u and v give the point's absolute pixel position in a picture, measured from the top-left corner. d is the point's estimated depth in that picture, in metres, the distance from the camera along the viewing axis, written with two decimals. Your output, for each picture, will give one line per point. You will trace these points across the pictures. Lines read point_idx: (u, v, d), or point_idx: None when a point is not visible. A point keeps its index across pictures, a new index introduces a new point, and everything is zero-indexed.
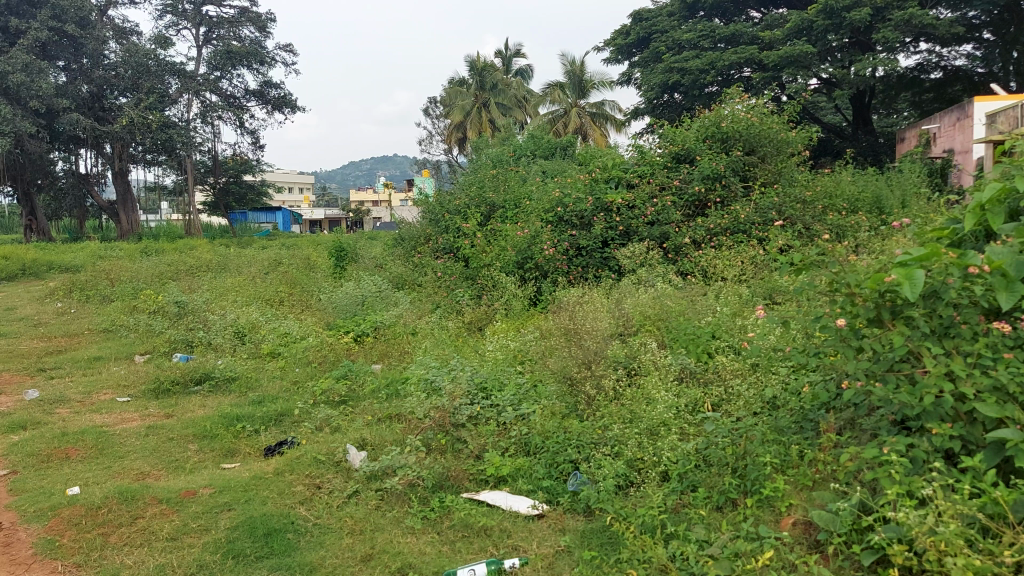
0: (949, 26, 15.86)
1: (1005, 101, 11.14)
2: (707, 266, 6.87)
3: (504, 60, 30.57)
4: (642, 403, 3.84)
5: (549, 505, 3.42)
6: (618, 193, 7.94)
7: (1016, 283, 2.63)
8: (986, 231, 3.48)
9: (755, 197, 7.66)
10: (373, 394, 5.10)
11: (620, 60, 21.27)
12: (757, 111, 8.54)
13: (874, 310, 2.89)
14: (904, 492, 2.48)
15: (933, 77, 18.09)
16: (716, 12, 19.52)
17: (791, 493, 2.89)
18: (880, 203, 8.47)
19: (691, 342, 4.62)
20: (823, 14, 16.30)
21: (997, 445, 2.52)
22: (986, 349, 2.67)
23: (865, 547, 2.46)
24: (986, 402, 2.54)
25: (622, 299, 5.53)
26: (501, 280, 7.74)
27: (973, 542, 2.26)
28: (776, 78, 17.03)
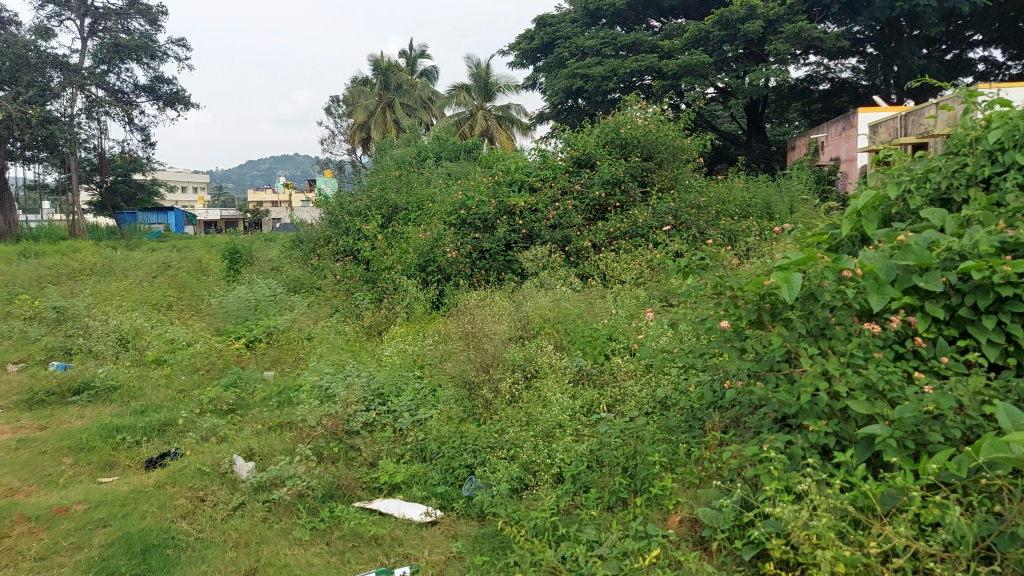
0: (836, 40, 16.70)
1: (886, 112, 11.75)
2: (605, 270, 6.99)
3: (409, 61, 30.54)
4: (537, 406, 3.87)
5: (443, 511, 3.38)
6: (521, 197, 8.03)
7: (885, 285, 2.87)
8: (862, 235, 3.71)
9: (654, 202, 7.84)
10: (263, 402, 4.96)
11: (524, 64, 21.39)
12: (654, 118, 8.75)
13: (755, 312, 3.00)
14: (782, 487, 2.56)
15: (821, 89, 19.06)
16: (617, 20, 19.86)
17: (677, 491, 2.96)
18: (770, 208, 8.83)
19: (587, 343, 4.68)
20: (718, 25, 16.88)
21: (867, 441, 2.64)
22: (858, 349, 2.81)
23: (746, 543, 2.52)
24: (857, 399, 2.66)
25: (522, 302, 5.57)
26: (401, 284, 7.64)
27: (844, 535, 2.35)
28: (674, 86, 17.49)
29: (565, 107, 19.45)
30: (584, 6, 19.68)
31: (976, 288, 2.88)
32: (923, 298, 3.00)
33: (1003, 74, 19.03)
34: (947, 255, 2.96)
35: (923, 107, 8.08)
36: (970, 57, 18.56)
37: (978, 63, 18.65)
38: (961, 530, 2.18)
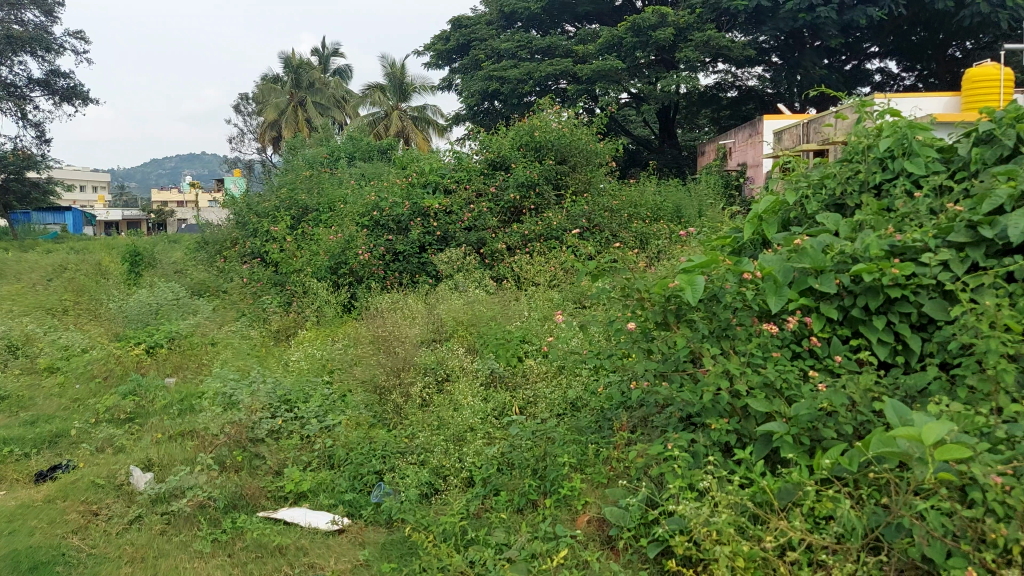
0: (743, 49, 17.24)
1: (790, 120, 12.21)
2: (519, 273, 7.02)
3: (322, 59, 30.07)
4: (448, 409, 3.85)
5: (350, 519, 3.33)
6: (435, 199, 7.98)
7: (783, 287, 3.03)
8: (763, 238, 3.84)
9: (568, 205, 7.94)
10: (163, 410, 4.79)
11: (439, 65, 21.28)
12: (568, 122, 8.85)
13: (660, 314, 3.07)
14: (685, 485, 2.61)
15: (730, 96, 19.66)
16: (533, 24, 19.99)
17: (586, 491, 2.98)
18: (680, 212, 9.05)
19: (500, 347, 4.67)
20: (631, 31, 17.22)
21: (765, 438, 2.72)
22: (758, 349, 2.90)
23: (651, 541, 2.56)
24: (756, 398, 2.73)
25: (436, 305, 5.54)
26: (311, 287, 7.49)
27: (744, 530, 2.41)
28: (589, 91, 17.74)
29: (481, 109, 19.47)
30: (499, 9, 19.75)
31: (867, 290, 3.02)
32: (819, 299, 3.10)
33: (898, 85, 20.05)
34: (841, 258, 3.10)
35: (823, 115, 8.41)
36: (867, 68, 19.49)
37: (875, 74, 19.59)
38: (852, 523, 2.26)
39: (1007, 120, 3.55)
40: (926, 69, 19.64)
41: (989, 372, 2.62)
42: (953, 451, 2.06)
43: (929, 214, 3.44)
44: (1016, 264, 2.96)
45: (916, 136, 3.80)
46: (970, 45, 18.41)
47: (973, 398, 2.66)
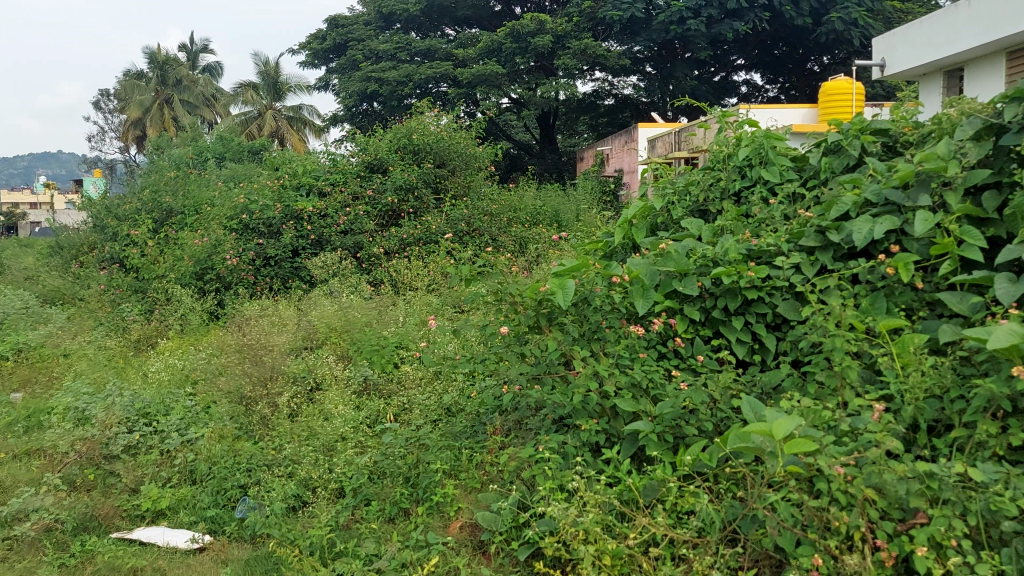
0: (618, 58, 17.74)
1: (663, 128, 12.65)
2: (396, 277, 6.94)
3: (190, 55, 28.92)
4: (318, 419, 3.77)
5: (212, 537, 3.20)
6: (309, 202, 7.79)
7: (649, 289, 3.14)
8: (633, 243, 3.94)
9: (446, 209, 7.95)
10: (7, 428, 4.45)
11: (316, 65, 20.79)
12: (446, 126, 8.86)
13: (533, 317, 3.08)
14: (555, 487, 2.62)
15: (607, 104, 20.15)
16: (411, 26, 19.88)
17: (458, 497, 2.96)
18: (559, 216, 9.20)
19: (375, 353, 4.59)
20: (511, 37, 17.44)
21: (632, 436, 2.78)
22: (626, 351, 2.98)
23: (522, 543, 2.57)
24: (624, 398, 2.79)
25: (308, 311, 5.41)
26: (175, 293, 7.15)
27: (611, 528, 2.45)
28: (469, 95, 17.82)
29: (360, 111, 19.19)
30: (377, 10, 19.54)
31: (727, 292, 3.17)
32: (682, 301, 3.22)
33: (762, 96, 21.09)
34: (703, 261, 3.26)
35: (691, 124, 8.76)
36: (734, 79, 20.42)
37: (741, 85, 20.54)
38: (710, 516, 2.34)
39: (853, 131, 3.79)
40: (788, 81, 20.75)
41: (835, 369, 2.79)
42: (800, 444, 2.18)
43: (783, 220, 3.62)
44: (860, 266, 3.16)
45: (772, 146, 4.00)
46: (826, 60, 19.58)
47: (822, 393, 2.81)
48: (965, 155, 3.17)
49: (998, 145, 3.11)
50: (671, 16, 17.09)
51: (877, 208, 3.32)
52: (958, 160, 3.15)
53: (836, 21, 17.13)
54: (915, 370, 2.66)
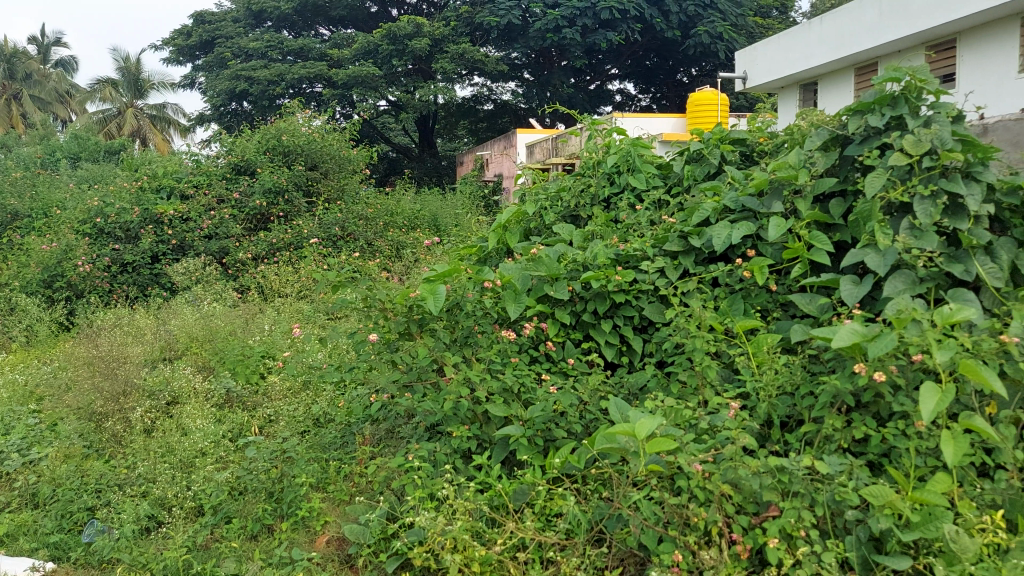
0: (496, 63, 17.90)
1: (541, 134, 12.85)
2: (264, 283, 6.74)
3: (41, 49, 27.16)
4: (175, 434, 3.60)
5: (56, 564, 2.95)
6: (170, 204, 7.42)
7: (522, 294, 3.06)
8: (506, 247, 3.95)
9: (319, 213, 7.78)
10: None
11: (180, 62, 19.73)
12: (319, 127, 8.69)
13: (404, 324, 2.91)
14: (425, 495, 2.56)
15: (486, 109, 20.25)
16: (283, 25, 19.42)
17: (325, 510, 2.87)
18: (437, 221, 9.18)
19: (239, 363, 4.42)
20: (387, 39, 17.34)
21: (504, 441, 2.74)
22: (499, 355, 2.95)
23: (391, 554, 2.49)
24: (495, 403, 2.72)
25: (168, 320, 5.19)
26: (20, 302, 6.66)
27: (481, 535, 2.42)
28: (344, 96, 17.54)
29: (228, 110, 18.51)
30: (246, 7, 18.93)
31: (596, 296, 3.22)
32: (553, 306, 3.26)
33: (636, 105, 21.72)
34: (573, 265, 3.30)
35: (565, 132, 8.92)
36: (609, 88, 20.94)
37: (616, 94, 21.10)
38: (578, 518, 2.36)
39: (713, 140, 3.95)
40: (659, 91, 21.49)
41: (697, 369, 2.88)
42: (662, 444, 2.22)
43: (649, 225, 3.73)
44: (720, 270, 3.31)
45: (639, 154, 4.11)
46: (694, 72, 20.41)
47: (685, 392, 2.89)
48: (814, 164, 3.36)
49: (843, 155, 3.31)
50: (547, 24, 17.43)
51: (735, 214, 3.48)
52: (807, 169, 3.33)
53: (703, 34, 17.93)
54: (769, 368, 2.78)
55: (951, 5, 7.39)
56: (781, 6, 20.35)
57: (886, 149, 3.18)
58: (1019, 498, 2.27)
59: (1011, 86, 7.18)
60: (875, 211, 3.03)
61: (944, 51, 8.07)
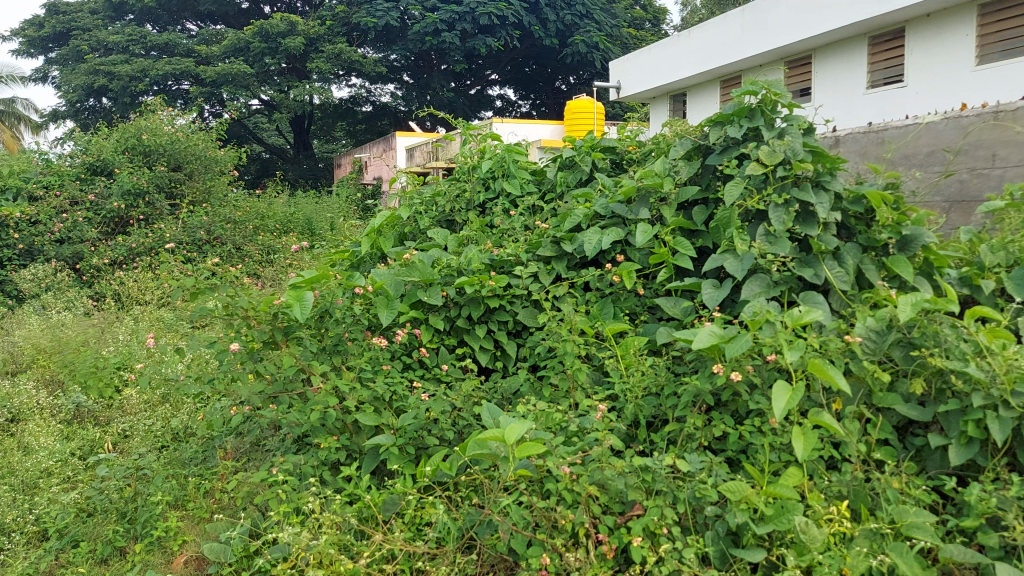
0: (374, 65, 17.72)
1: (420, 138, 12.79)
2: (121, 290, 6.40)
3: None
4: (15, 455, 3.38)
5: None
6: (16, 206, 6.91)
7: (394, 300, 3.06)
8: (380, 252, 3.88)
9: (183, 216, 7.46)
10: None
11: (31, 54, 18.46)
12: (183, 127, 8.33)
13: (267, 332, 2.82)
14: (291, 510, 2.46)
15: (364, 111, 19.98)
16: (147, 18, 18.54)
17: (184, 529, 2.73)
18: (311, 225, 8.98)
19: (90, 376, 4.17)
20: (259, 36, 16.86)
21: (374, 451, 2.66)
22: (369, 363, 2.85)
23: (253, 572, 2.36)
24: (365, 412, 2.64)
25: (11, 332, 4.85)
26: None
27: (349, 548, 2.35)
28: (214, 94, 16.91)
29: (86, 107, 17.43)
30: None
31: (470, 301, 3.21)
32: (427, 312, 3.20)
33: (516, 111, 21.92)
34: (447, 270, 3.29)
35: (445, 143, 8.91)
36: (489, 93, 21.04)
37: (496, 100, 21.23)
38: (448, 526, 2.33)
39: (585, 148, 4.03)
40: (538, 98, 21.76)
41: (568, 372, 2.91)
42: (531, 447, 2.21)
43: (523, 231, 3.75)
44: (591, 274, 3.37)
45: (514, 160, 4.13)
46: (572, 80, 20.80)
47: (556, 395, 2.92)
48: (678, 173, 3.49)
49: (705, 164, 3.44)
50: (425, 27, 17.42)
51: (605, 220, 3.55)
52: (672, 177, 3.46)
53: (580, 43, 18.36)
54: (636, 369, 2.87)
55: (807, 23, 7.87)
56: (653, 19, 21.05)
57: (744, 159, 3.33)
58: (861, 488, 2.42)
59: (859, 100, 7.70)
60: (734, 218, 3.16)
61: (800, 67, 8.57)
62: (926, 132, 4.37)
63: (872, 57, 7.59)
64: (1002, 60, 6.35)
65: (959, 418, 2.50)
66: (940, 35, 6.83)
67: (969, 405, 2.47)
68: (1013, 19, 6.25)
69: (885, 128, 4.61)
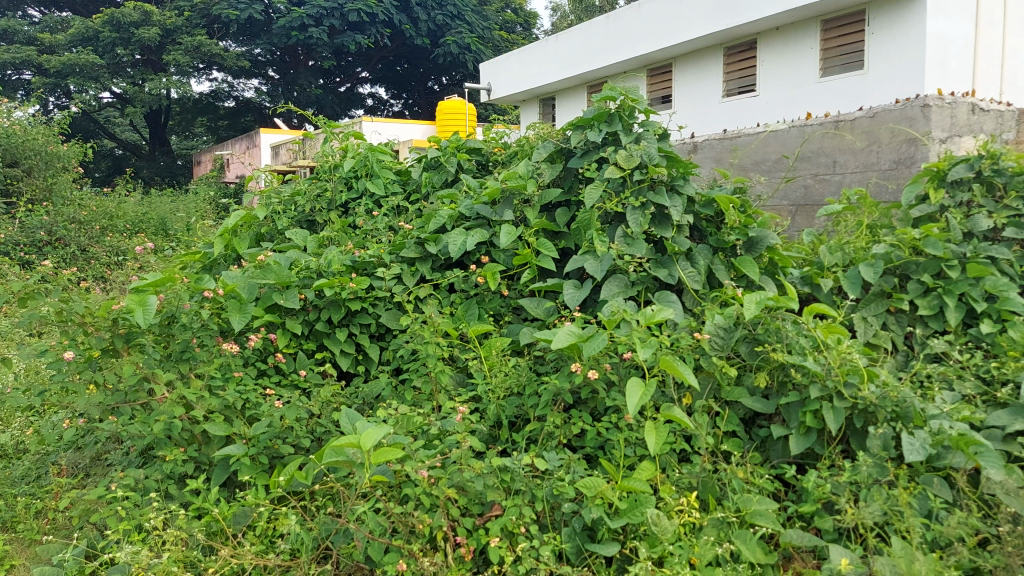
0: (236, 59, 17.14)
1: (286, 136, 12.47)
2: None
3: None
4: None
5: None
6: None
7: (247, 304, 2.97)
8: (234, 253, 3.73)
9: (20, 215, 6.96)
10: None
11: None
12: (20, 120, 7.77)
13: (107, 339, 2.65)
14: (132, 527, 2.32)
15: (227, 106, 19.27)
16: None
17: (12, 553, 2.53)
18: (166, 225, 8.56)
19: None
20: (109, 26, 15.95)
21: (224, 463, 2.54)
22: (219, 371, 2.73)
23: None
24: (215, 421, 2.53)
25: None
26: None
27: (196, 564, 2.24)
28: (60, 85, 15.90)
29: None
30: None
31: (330, 304, 3.14)
32: (284, 315, 3.11)
33: (387, 110, 21.65)
34: (306, 273, 3.20)
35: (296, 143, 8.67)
36: (359, 92, 20.70)
37: (366, 98, 20.90)
38: (302, 538, 2.25)
39: (451, 148, 4.03)
40: (410, 97, 21.57)
41: (430, 374, 2.89)
42: (387, 452, 2.17)
43: (387, 231, 3.71)
44: (456, 275, 3.36)
45: (377, 159, 4.08)
46: (444, 80, 20.78)
47: (418, 398, 2.89)
48: (540, 175, 3.52)
49: (567, 167, 3.50)
50: (291, 22, 17.03)
51: (469, 221, 3.55)
52: (535, 179, 3.50)
53: (451, 44, 18.42)
54: (498, 370, 2.88)
55: (668, 32, 8.16)
56: (524, 23, 21.28)
57: (603, 162, 3.41)
58: (709, 479, 2.52)
59: (715, 108, 8.05)
60: (593, 220, 3.23)
61: (661, 75, 8.88)
62: (774, 139, 4.65)
63: (727, 67, 7.96)
64: (842, 73, 6.75)
65: (798, 410, 2.64)
66: (790, 47, 7.21)
67: (807, 397, 2.62)
68: (852, 34, 6.66)
69: (737, 135, 4.87)
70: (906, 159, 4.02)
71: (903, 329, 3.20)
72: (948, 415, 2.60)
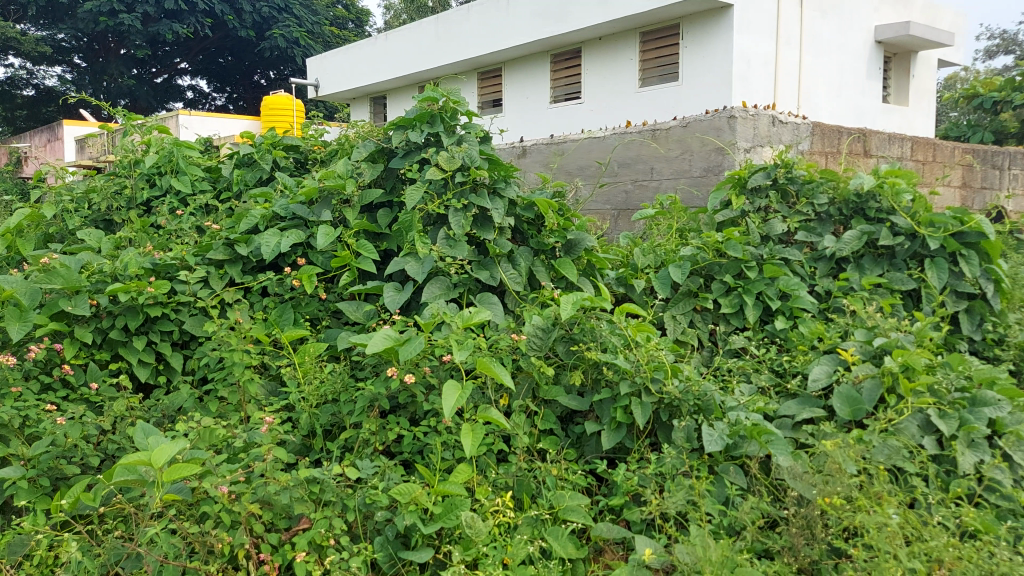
0: (36, 44, 15.86)
1: (93, 129, 11.63)
2: None
3: None
4: None
5: None
6: None
7: (29, 311, 2.75)
8: (17, 255, 3.41)
9: None
10: None
11: None
12: None
13: None
14: None
15: (26, 95, 17.65)
16: None
17: None
18: None
19: None
20: None
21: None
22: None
23: None
24: None
25: None
26: None
27: None
28: None
29: None
30: None
31: (126, 310, 2.93)
32: (73, 324, 2.88)
33: (209, 105, 20.44)
34: (99, 276, 2.96)
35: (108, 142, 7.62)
36: (179, 84, 19.52)
37: (187, 90, 19.75)
38: (86, 565, 2.08)
39: (265, 145, 3.87)
40: (235, 91, 20.58)
41: (237, 384, 2.74)
42: (181, 469, 2.03)
43: (194, 232, 3.51)
44: (270, 279, 3.22)
45: (183, 155, 3.87)
46: (272, 75, 20.08)
47: (226, 410, 2.74)
48: (360, 175, 3.45)
49: (388, 168, 3.45)
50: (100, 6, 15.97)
51: (285, 222, 3.42)
52: (354, 179, 3.42)
53: (277, 37, 17.96)
54: (313, 376, 2.78)
55: (497, 37, 8.27)
56: (356, 20, 20.92)
57: (425, 163, 3.38)
58: (524, 478, 2.55)
59: (543, 113, 8.25)
60: (415, 221, 3.19)
61: (491, 79, 8.99)
62: (595, 146, 4.81)
63: (554, 74, 8.16)
64: (660, 83, 7.10)
65: (610, 406, 2.72)
66: (611, 57, 7.48)
67: (618, 393, 2.71)
68: (668, 47, 7.01)
69: (561, 141, 5.00)
70: (714, 167, 4.26)
71: (708, 327, 3.38)
72: (745, 406, 2.77)
